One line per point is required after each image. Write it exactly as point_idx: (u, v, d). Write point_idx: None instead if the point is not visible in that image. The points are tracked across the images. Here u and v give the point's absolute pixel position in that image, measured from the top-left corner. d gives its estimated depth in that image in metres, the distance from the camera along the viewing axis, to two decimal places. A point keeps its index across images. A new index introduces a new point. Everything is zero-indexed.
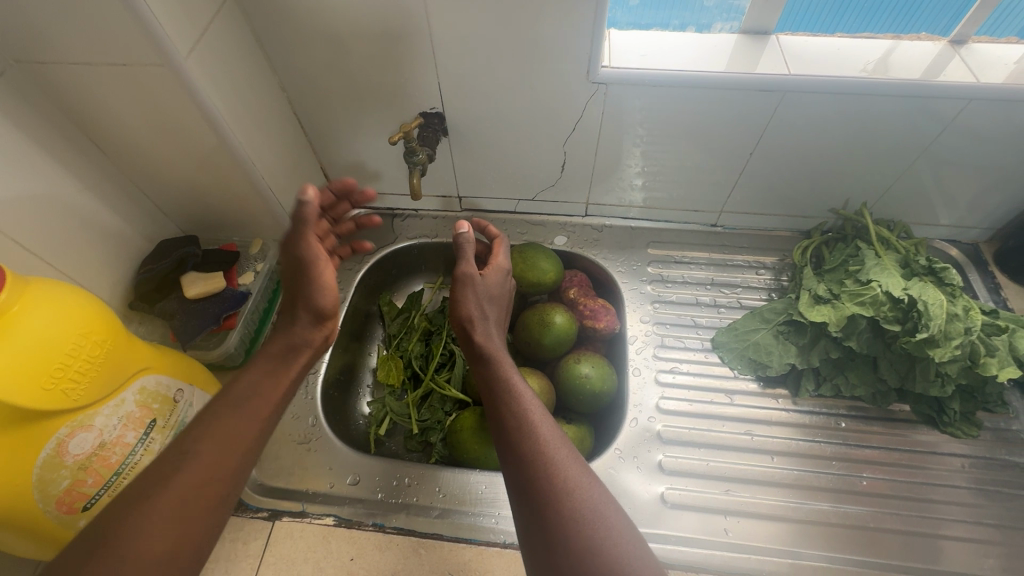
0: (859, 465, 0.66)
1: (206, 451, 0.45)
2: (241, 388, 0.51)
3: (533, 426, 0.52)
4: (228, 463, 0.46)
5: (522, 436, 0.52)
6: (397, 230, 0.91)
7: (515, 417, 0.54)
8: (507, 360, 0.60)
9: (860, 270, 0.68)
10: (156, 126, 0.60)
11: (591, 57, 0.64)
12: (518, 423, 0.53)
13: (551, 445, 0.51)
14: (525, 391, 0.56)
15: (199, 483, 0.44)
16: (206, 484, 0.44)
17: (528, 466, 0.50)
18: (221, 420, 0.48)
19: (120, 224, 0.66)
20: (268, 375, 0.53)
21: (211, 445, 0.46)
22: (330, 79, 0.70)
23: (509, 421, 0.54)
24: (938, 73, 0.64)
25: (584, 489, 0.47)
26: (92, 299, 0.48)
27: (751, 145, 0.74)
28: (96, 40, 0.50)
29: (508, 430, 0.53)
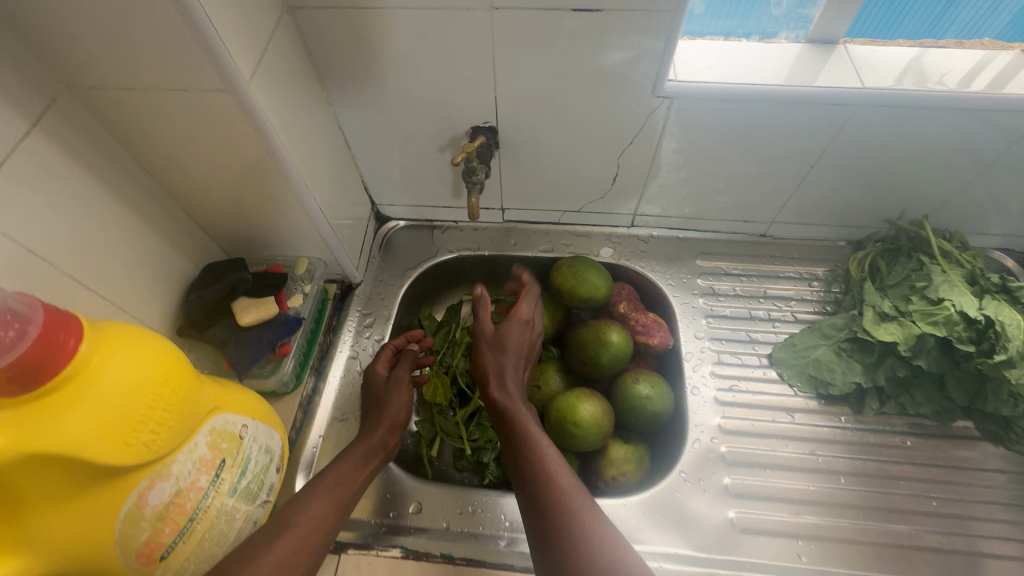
0: (926, 485, 0.65)
1: (301, 525, 0.51)
2: (327, 478, 0.57)
3: (548, 469, 0.52)
4: (313, 543, 0.51)
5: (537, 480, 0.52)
6: (437, 243, 0.89)
7: (529, 459, 0.54)
8: (524, 413, 0.58)
9: (927, 286, 0.67)
10: (209, 150, 0.57)
11: (660, 72, 0.62)
12: (530, 468, 0.53)
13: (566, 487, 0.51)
14: (545, 452, 0.54)
15: (292, 553, 0.49)
16: (299, 553, 0.50)
17: (542, 515, 0.50)
18: (317, 500, 0.54)
19: (167, 248, 0.64)
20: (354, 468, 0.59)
21: (308, 519, 0.52)
22: (379, 92, 0.68)
23: (524, 466, 0.54)
24: (1006, 84, 0.62)
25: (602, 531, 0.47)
26: (163, 341, 0.46)
27: (812, 157, 0.72)
28: (159, 62, 0.48)
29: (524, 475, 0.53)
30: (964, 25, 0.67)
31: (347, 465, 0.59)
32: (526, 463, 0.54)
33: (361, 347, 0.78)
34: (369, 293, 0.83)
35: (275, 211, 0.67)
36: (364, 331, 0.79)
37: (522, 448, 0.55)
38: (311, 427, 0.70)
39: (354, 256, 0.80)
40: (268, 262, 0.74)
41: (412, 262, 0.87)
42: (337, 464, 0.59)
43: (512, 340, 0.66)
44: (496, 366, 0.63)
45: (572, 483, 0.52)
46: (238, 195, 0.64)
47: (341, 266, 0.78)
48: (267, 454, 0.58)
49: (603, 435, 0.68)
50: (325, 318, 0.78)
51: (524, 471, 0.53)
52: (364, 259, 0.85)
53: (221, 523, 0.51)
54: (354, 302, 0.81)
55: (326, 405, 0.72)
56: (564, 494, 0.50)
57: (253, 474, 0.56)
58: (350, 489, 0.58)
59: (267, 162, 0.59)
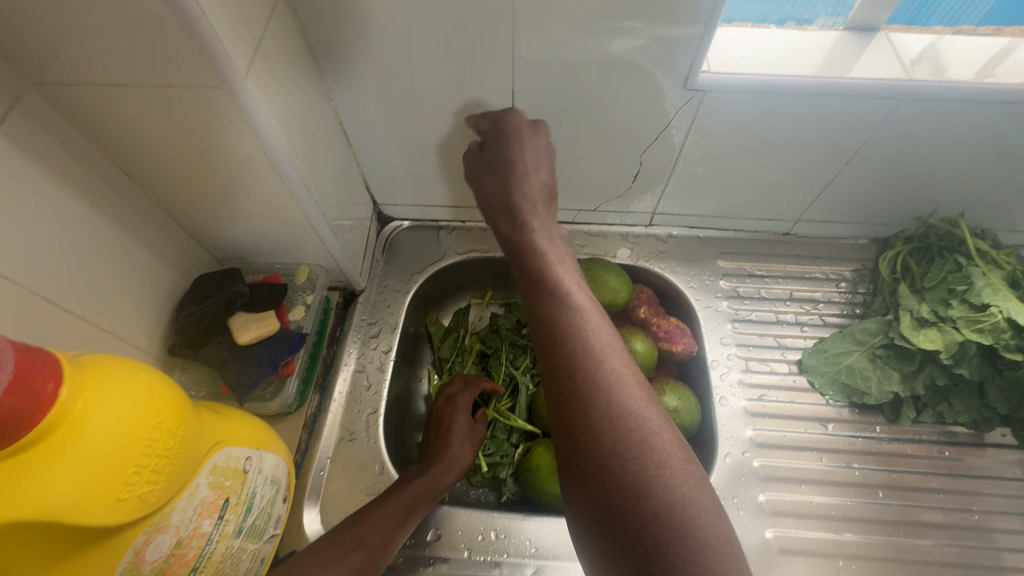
0: (965, 498, 0.64)
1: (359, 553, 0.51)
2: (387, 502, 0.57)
3: (595, 354, 0.41)
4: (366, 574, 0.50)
5: (578, 359, 0.41)
6: (444, 245, 0.83)
7: (565, 356, 0.41)
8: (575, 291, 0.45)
9: (968, 290, 0.64)
10: (198, 154, 0.52)
11: (693, 63, 0.57)
12: (567, 337, 0.42)
13: (627, 401, 0.39)
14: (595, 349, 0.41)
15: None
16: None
17: (593, 430, 0.39)
18: (375, 527, 0.54)
19: (155, 262, 0.58)
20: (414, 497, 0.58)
21: (364, 548, 0.52)
22: (384, 84, 0.63)
23: (553, 332, 0.43)
24: None
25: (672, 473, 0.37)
26: (160, 375, 0.41)
27: (847, 155, 0.67)
28: (142, 57, 0.42)
29: (562, 361, 0.41)
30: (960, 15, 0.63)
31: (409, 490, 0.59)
32: (574, 399, 0.40)
33: (368, 360, 0.73)
34: (373, 300, 0.78)
35: (273, 218, 0.61)
36: (370, 343, 0.74)
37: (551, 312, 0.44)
38: (317, 448, 0.66)
39: (357, 262, 0.75)
40: (265, 271, 0.69)
41: (417, 265, 0.82)
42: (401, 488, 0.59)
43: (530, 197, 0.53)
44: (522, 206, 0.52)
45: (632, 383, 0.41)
46: (231, 202, 0.58)
47: (343, 273, 0.73)
48: (273, 484, 0.54)
49: None
50: (328, 329, 0.73)
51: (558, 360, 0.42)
52: (367, 264, 0.79)
53: (226, 567, 0.47)
54: (358, 310, 0.76)
55: (332, 425, 0.68)
56: (622, 398, 0.39)
57: (260, 509, 0.51)
58: (406, 512, 0.57)
59: (265, 167, 0.53)
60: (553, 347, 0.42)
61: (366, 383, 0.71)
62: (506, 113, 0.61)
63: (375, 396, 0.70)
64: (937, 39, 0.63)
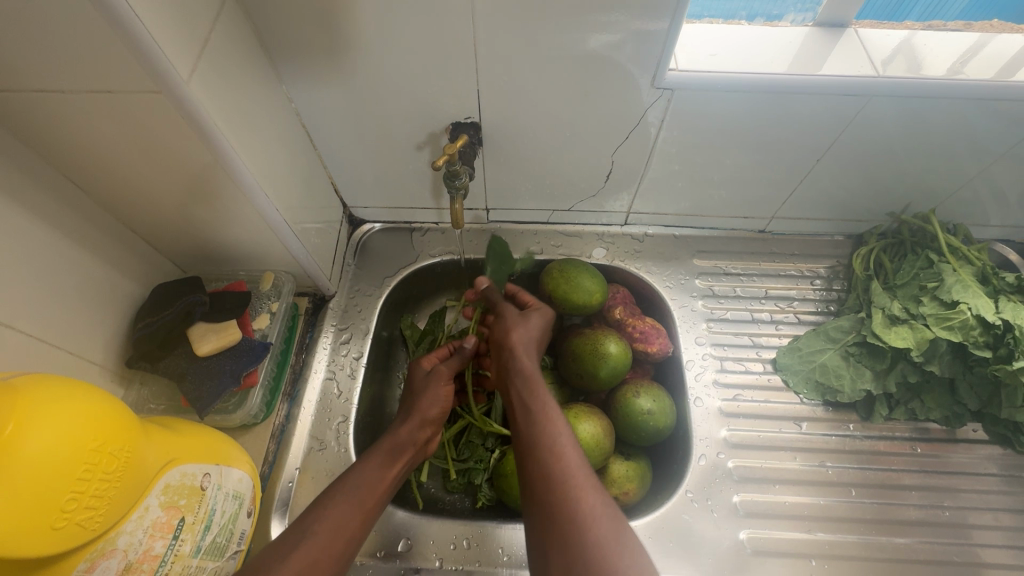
0: (937, 494, 0.64)
1: (322, 533, 0.48)
2: (350, 480, 0.53)
3: (565, 465, 0.49)
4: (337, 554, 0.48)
5: (550, 476, 0.49)
6: (417, 247, 0.82)
7: (538, 472, 0.50)
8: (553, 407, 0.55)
9: (938, 286, 0.64)
10: (148, 162, 0.50)
11: (661, 60, 0.56)
12: (543, 441, 0.52)
13: (581, 496, 0.47)
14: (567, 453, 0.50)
15: (312, 563, 0.47)
16: (315, 564, 0.47)
17: (554, 499, 0.47)
18: (342, 507, 0.51)
19: (110, 273, 0.56)
20: (381, 474, 0.55)
21: (330, 532, 0.49)
22: (347, 85, 0.61)
23: (533, 451, 0.52)
24: None
25: (614, 536, 0.44)
26: (100, 394, 0.39)
27: (819, 152, 0.67)
28: (76, 63, 0.41)
29: (540, 485, 0.49)
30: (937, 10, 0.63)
31: (375, 469, 0.55)
32: (548, 491, 0.48)
33: (339, 367, 0.71)
34: (344, 306, 0.76)
35: (233, 225, 0.59)
36: (341, 349, 0.72)
37: (538, 442, 0.52)
38: (286, 458, 0.64)
39: (326, 267, 0.73)
40: (229, 278, 0.67)
41: (390, 268, 0.80)
42: (366, 464, 0.55)
43: (529, 332, 0.64)
44: (519, 344, 0.62)
45: (587, 481, 0.48)
46: (188, 209, 0.56)
47: (311, 278, 0.71)
48: (236, 499, 0.52)
49: (604, 454, 0.63)
50: (297, 337, 0.71)
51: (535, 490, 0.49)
52: (337, 268, 0.77)
53: None
54: (328, 316, 0.74)
55: (301, 434, 0.66)
56: (579, 499, 0.47)
57: (221, 526, 0.49)
58: (374, 488, 0.54)
59: (219, 173, 0.51)
60: (530, 466, 0.51)
61: (337, 390, 0.69)
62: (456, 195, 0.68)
63: (346, 404, 0.68)
64: (912, 33, 0.62)
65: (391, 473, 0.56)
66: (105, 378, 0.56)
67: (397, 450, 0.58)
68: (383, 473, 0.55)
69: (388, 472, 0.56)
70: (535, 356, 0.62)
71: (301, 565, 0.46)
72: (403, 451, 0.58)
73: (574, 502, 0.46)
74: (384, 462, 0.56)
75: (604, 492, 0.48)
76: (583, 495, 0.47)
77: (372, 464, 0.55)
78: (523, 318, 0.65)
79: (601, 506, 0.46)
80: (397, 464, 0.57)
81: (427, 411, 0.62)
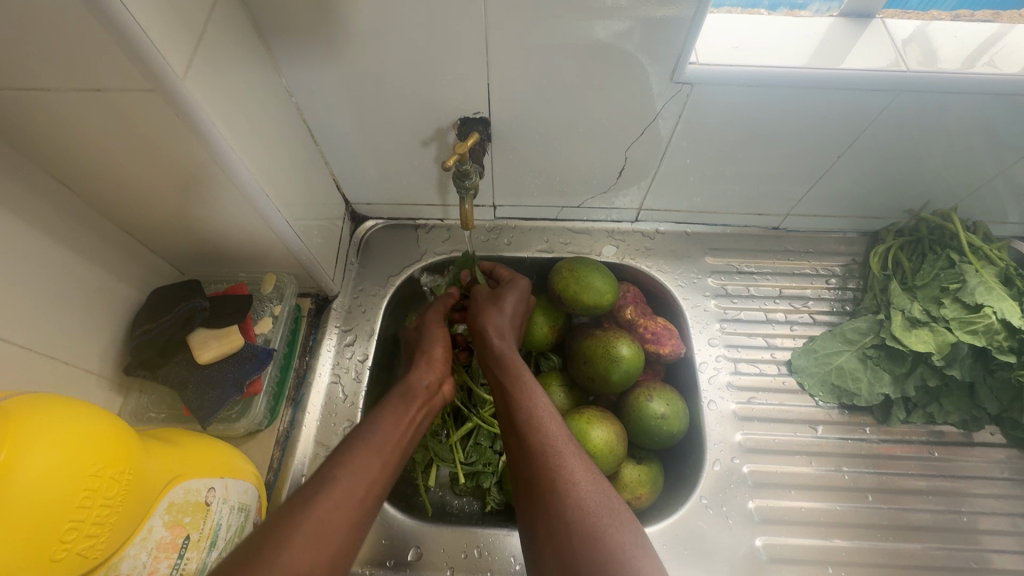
0: (956, 500, 0.64)
1: (344, 478, 0.46)
2: (367, 429, 0.51)
3: (544, 434, 0.49)
4: (366, 496, 0.46)
5: (531, 445, 0.48)
6: (422, 245, 0.79)
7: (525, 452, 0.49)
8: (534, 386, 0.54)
9: (961, 288, 0.63)
10: (144, 165, 0.47)
11: (682, 54, 0.54)
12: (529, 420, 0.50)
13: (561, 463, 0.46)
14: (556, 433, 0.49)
15: (336, 506, 0.44)
16: (342, 508, 0.44)
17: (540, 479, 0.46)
18: (362, 453, 0.49)
19: (107, 278, 0.54)
20: (397, 425, 0.53)
21: (357, 478, 0.47)
22: (350, 80, 0.58)
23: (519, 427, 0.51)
24: None
25: (596, 500, 0.44)
26: (95, 412, 0.38)
27: (839, 150, 0.65)
28: (61, 62, 0.38)
29: (522, 456, 0.49)
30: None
31: (391, 418, 0.53)
32: (529, 460, 0.48)
33: (343, 370, 0.69)
34: (348, 306, 0.74)
35: (233, 227, 0.57)
36: (345, 351, 0.71)
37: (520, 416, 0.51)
38: (291, 465, 0.63)
39: (329, 266, 0.71)
40: (230, 280, 0.65)
41: (394, 266, 0.78)
42: (383, 416, 0.53)
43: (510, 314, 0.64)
44: (493, 327, 0.61)
45: (567, 447, 0.48)
46: (185, 210, 0.53)
47: (315, 279, 0.69)
48: (242, 512, 0.51)
49: (618, 460, 0.61)
50: (300, 339, 0.70)
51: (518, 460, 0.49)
52: (340, 267, 0.75)
53: None
54: (332, 317, 0.73)
55: (306, 440, 0.64)
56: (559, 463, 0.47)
57: (227, 540, 0.48)
58: (393, 436, 0.52)
59: (217, 174, 0.49)
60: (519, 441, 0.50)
61: (342, 394, 0.67)
62: (466, 192, 0.64)
63: (352, 408, 0.67)
64: (927, 23, 0.60)
65: (406, 421, 0.54)
66: (103, 388, 0.55)
67: (409, 398, 0.57)
68: (399, 422, 0.54)
69: (403, 423, 0.54)
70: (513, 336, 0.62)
71: (329, 507, 0.44)
72: (415, 397, 0.58)
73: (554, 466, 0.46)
74: (398, 413, 0.55)
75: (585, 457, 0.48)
76: (562, 462, 0.46)
77: (388, 415, 0.54)
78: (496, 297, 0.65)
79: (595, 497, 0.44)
80: (411, 413, 0.55)
81: (434, 354, 0.63)
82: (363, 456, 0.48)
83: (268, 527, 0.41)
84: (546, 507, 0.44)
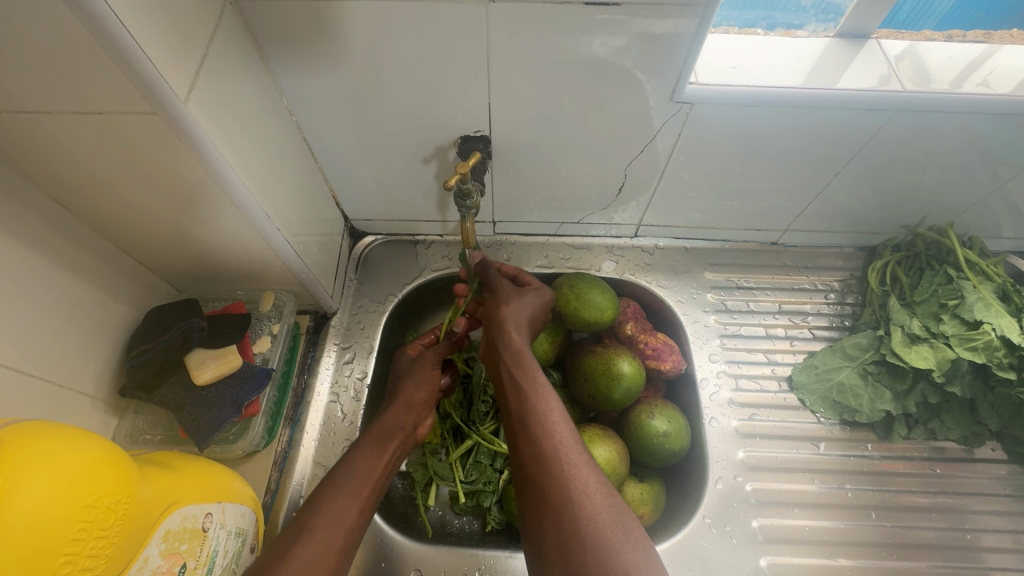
0: (961, 517, 0.64)
1: (319, 528, 0.46)
2: (346, 475, 0.51)
3: (558, 443, 0.48)
4: (340, 545, 0.46)
5: (544, 455, 0.47)
6: (421, 260, 0.79)
7: (531, 436, 0.49)
8: (535, 370, 0.54)
9: (959, 305, 0.64)
10: (146, 187, 0.47)
11: (681, 73, 0.54)
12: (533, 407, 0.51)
13: (573, 474, 0.45)
14: (558, 428, 0.49)
15: (313, 559, 0.44)
16: (321, 558, 0.45)
17: (542, 459, 0.47)
18: (339, 499, 0.49)
19: (102, 297, 0.53)
20: (372, 469, 0.52)
21: (332, 526, 0.47)
22: (352, 98, 0.58)
23: (524, 412, 0.51)
24: None
25: (613, 517, 0.43)
26: (92, 438, 0.37)
27: (837, 167, 0.65)
28: (63, 86, 0.38)
29: (531, 451, 0.48)
30: (931, 14, 0.60)
31: (366, 461, 0.52)
32: (539, 457, 0.47)
33: (342, 387, 0.69)
34: (347, 323, 0.73)
35: (232, 246, 0.56)
36: (344, 368, 0.70)
37: (525, 410, 0.51)
38: (289, 486, 0.62)
39: (329, 283, 0.70)
40: (228, 298, 0.64)
41: (393, 282, 0.77)
42: (357, 458, 0.53)
43: (525, 307, 0.61)
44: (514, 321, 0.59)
45: (579, 457, 0.47)
46: (183, 230, 0.53)
47: (314, 296, 0.68)
48: (239, 538, 0.50)
49: (619, 479, 0.60)
50: (298, 357, 0.69)
51: (528, 466, 0.48)
52: (339, 283, 0.74)
53: None
54: (330, 334, 0.72)
55: (305, 461, 0.63)
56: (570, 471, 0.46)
57: (224, 567, 0.47)
58: (368, 478, 0.51)
59: (217, 193, 0.48)
60: (523, 426, 0.50)
61: (341, 413, 0.67)
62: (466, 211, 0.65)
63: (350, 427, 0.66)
64: (920, 43, 0.60)
65: (382, 466, 0.53)
66: (97, 409, 0.54)
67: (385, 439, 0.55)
68: (376, 465, 0.53)
69: (380, 465, 0.53)
70: (527, 333, 0.59)
71: (305, 561, 0.44)
72: (391, 439, 0.56)
73: (568, 480, 0.45)
74: (372, 455, 0.53)
75: (596, 467, 0.47)
76: (575, 471, 0.46)
77: (360, 457, 0.53)
78: (518, 295, 0.62)
79: (595, 484, 0.45)
80: (387, 454, 0.54)
81: (412, 396, 0.60)
82: (338, 502, 0.48)
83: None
84: (558, 522, 0.43)
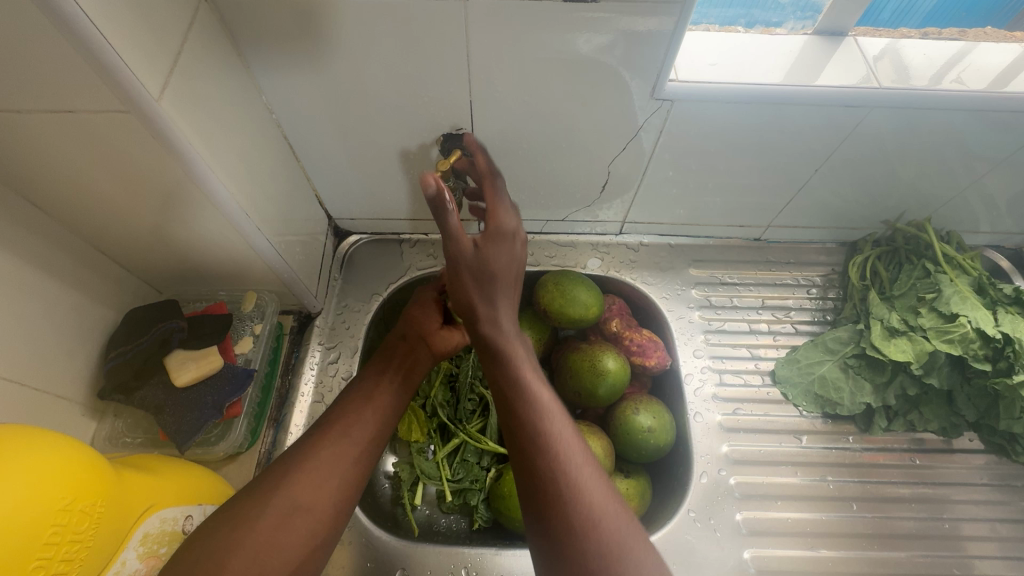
0: (940, 506, 0.65)
1: (305, 471, 0.45)
2: (338, 417, 0.49)
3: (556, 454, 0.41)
4: (331, 484, 0.45)
5: (544, 475, 0.40)
6: (406, 259, 0.79)
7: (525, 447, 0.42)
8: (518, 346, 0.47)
9: (937, 298, 0.65)
10: (120, 186, 0.47)
11: (661, 70, 0.55)
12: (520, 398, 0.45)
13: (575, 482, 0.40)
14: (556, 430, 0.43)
15: (293, 506, 0.43)
16: (305, 504, 0.44)
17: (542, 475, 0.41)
18: (331, 440, 0.47)
19: (78, 299, 0.53)
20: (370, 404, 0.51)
21: (321, 470, 0.45)
22: (332, 96, 0.58)
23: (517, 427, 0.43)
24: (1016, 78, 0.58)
25: (614, 518, 0.39)
26: (66, 441, 0.37)
27: (817, 164, 0.66)
28: (31, 85, 0.37)
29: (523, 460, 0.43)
30: (908, 13, 0.61)
31: (359, 394, 0.52)
32: (532, 469, 0.42)
33: (326, 388, 0.68)
34: (332, 323, 0.73)
35: (211, 246, 0.56)
36: (329, 369, 0.69)
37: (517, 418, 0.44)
38: None
39: (312, 283, 0.70)
40: (209, 299, 0.64)
41: (378, 282, 0.77)
42: (350, 400, 0.51)
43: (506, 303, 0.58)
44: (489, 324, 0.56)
45: (579, 454, 0.42)
46: (160, 230, 0.52)
47: (296, 296, 0.68)
48: None
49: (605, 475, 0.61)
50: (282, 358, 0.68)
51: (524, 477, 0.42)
52: (323, 283, 0.74)
53: None
54: (314, 334, 0.71)
55: None
56: (576, 488, 0.40)
57: None
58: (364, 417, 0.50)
59: (194, 193, 0.48)
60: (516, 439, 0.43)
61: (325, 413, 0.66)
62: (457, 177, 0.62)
63: None
64: (898, 40, 0.61)
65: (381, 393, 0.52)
66: (75, 412, 0.53)
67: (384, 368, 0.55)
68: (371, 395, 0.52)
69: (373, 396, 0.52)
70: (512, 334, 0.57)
71: (283, 508, 0.43)
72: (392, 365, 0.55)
73: (563, 473, 0.41)
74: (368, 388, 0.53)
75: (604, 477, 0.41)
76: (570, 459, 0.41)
77: (354, 393, 0.52)
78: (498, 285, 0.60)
79: (600, 490, 0.40)
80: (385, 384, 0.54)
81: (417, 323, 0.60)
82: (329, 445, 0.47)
83: (201, 555, 0.39)
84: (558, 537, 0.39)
